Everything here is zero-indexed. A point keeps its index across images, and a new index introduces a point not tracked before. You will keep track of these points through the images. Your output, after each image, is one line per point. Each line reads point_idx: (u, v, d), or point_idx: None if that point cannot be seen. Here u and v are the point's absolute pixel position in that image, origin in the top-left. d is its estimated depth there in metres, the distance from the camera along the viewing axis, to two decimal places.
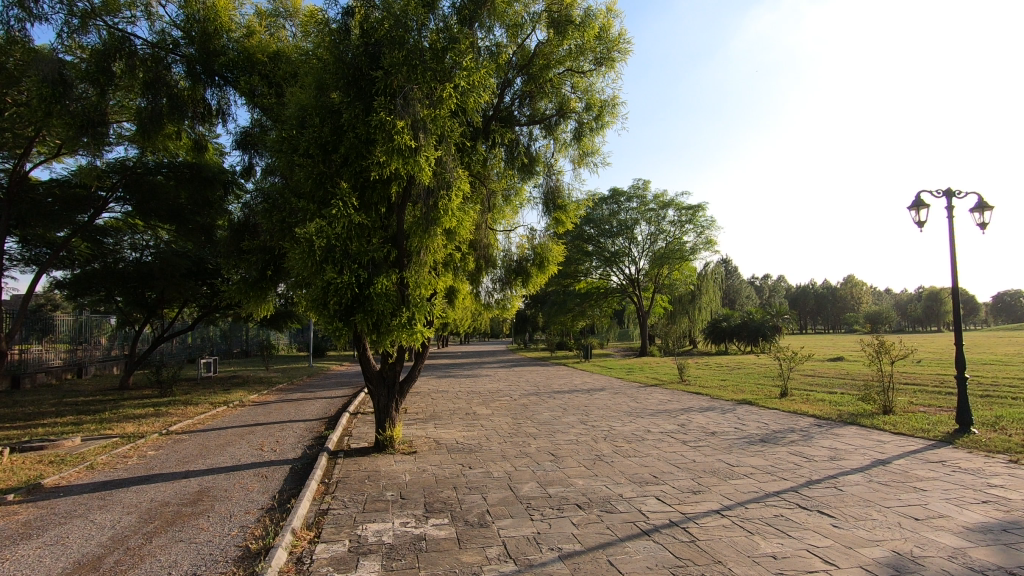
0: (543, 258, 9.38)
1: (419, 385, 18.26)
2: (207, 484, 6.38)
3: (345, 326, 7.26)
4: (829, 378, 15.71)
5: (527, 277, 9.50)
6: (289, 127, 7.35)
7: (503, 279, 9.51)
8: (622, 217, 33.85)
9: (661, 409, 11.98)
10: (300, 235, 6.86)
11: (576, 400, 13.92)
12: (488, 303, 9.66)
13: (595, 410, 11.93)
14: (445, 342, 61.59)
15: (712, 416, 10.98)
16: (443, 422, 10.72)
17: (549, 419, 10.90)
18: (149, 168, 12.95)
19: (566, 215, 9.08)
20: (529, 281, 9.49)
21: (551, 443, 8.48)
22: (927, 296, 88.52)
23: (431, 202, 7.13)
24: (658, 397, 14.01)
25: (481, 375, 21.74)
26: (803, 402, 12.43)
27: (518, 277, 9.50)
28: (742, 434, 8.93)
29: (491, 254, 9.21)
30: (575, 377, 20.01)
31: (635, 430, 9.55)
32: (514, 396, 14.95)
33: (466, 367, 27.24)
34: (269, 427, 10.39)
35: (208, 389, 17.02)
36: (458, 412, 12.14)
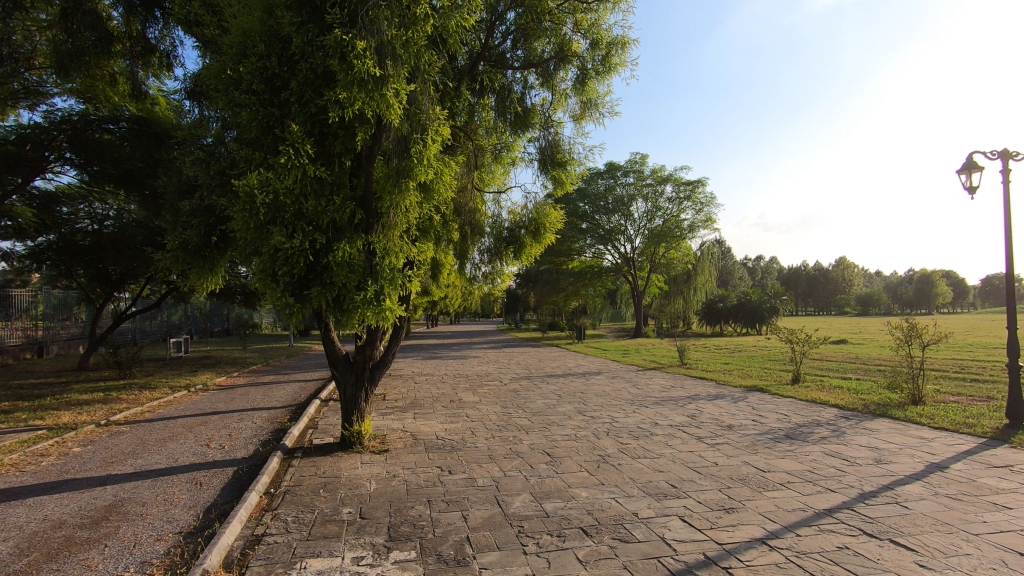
0: (539, 226, 8.10)
1: (403, 367, 17.09)
2: (121, 497, 5.14)
3: (299, 302, 5.99)
4: (842, 362, 14.69)
5: (520, 247, 8.23)
6: (229, 57, 5.96)
7: (493, 250, 8.27)
8: (618, 193, 32.47)
9: (665, 397, 10.90)
10: (239, 189, 5.53)
11: (572, 385, 12.80)
12: (474, 277, 8.51)
13: (593, 398, 10.82)
14: (434, 322, 60.43)
15: (723, 406, 9.90)
16: (423, 412, 9.55)
17: (542, 408, 9.76)
18: (92, 124, 11.34)
19: (567, 176, 7.80)
20: (524, 253, 8.23)
21: (546, 439, 7.34)
22: (919, 279, 88.44)
23: (403, 150, 5.76)
24: (660, 382, 12.95)
25: (468, 357, 20.61)
26: (819, 390, 11.42)
27: (509, 247, 8.25)
28: (764, 428, 7.84)
29: (479, 221, 7.95)
30: (568, 360, 18.94)
31: (639, 423, 8.43)
32: (503, 380, 13.81)
33: (455, 348, 26.14)
34: (225, 417, 9.15)
35: (174, 371, 15.74)
36: (442, 400, 10.99)
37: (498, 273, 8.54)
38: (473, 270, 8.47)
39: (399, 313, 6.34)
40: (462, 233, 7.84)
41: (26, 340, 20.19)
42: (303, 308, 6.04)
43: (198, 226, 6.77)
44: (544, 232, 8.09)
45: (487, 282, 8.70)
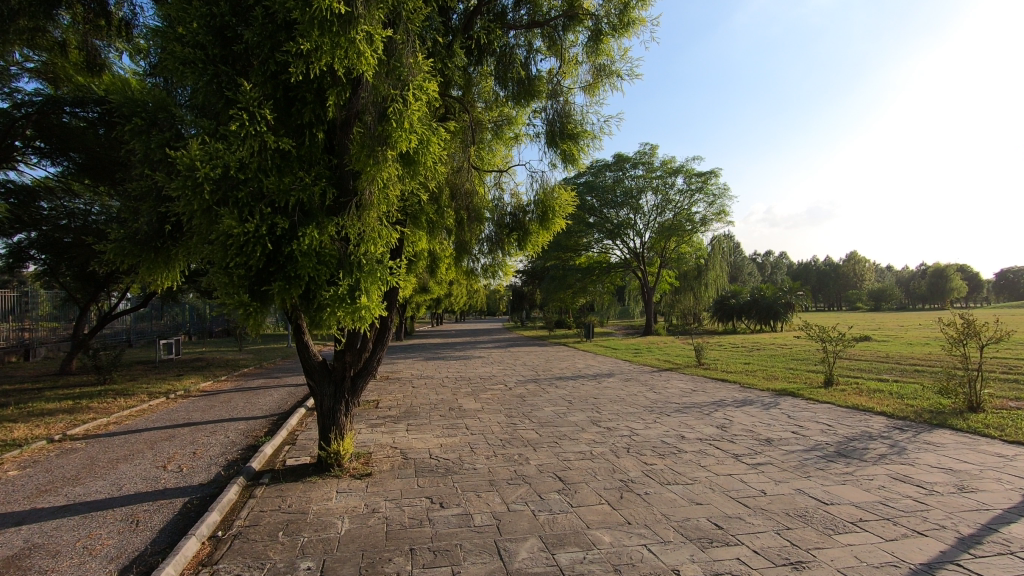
0: (547, 210, 7.03)
1: (402, 370, 16.09)
2: (30, 544, 4.13)
3: (258, 301, 4.95)
4: (875, 364, 13.56)
5: (524, 234, 7.17)
6: (171, 5, 4.93)
7: (494, 239, 7.21)
8: (626, 185, 31.32)
9: (688, 403, 9.82)
10: (178, 161, 4.51)
11: (582, 389, 11.74)
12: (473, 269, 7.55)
13: (606, 405, 9.75)
14: (438, 320, 59.44)
15: (753, 414, 8.82)
16: (418, 423, 8.53)
17: (551, 418, 8.71)
18: (59, 108, 10.01)
19: (580, 150, 6.72)
20: (529, 241, 7.19)
21: (557, 459, 6.27)
22: (932, 273, 86.74)
23: (379, 112, 4.69)
24: (678, 386, 11.88)
25: (471, 358, 19.61)
26: (857, 394, 10.31)
27: (512, 235, 7.20)
28: (809, 443, 6.76)
29: (477, 205, 6.91)
30: (577, 360, 17.87)
31: (663, 436, 7.36)
32: (508, 384, 12.77)
33: (458, 347, 25.17)
34: (195, 431, 8.14)
35: (159, 375, 14.81)
36: (440, 407, 9.98)
37: (501, 264, 7.53)
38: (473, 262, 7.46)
39: (380, 312, 5.27)
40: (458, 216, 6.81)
41: (12, 342, 19.33)
42: (264, 308, 5.03)
43: (147, 212, 5.73)
44: (551, 217, 7.02)
45: (490, 275, 7.70)
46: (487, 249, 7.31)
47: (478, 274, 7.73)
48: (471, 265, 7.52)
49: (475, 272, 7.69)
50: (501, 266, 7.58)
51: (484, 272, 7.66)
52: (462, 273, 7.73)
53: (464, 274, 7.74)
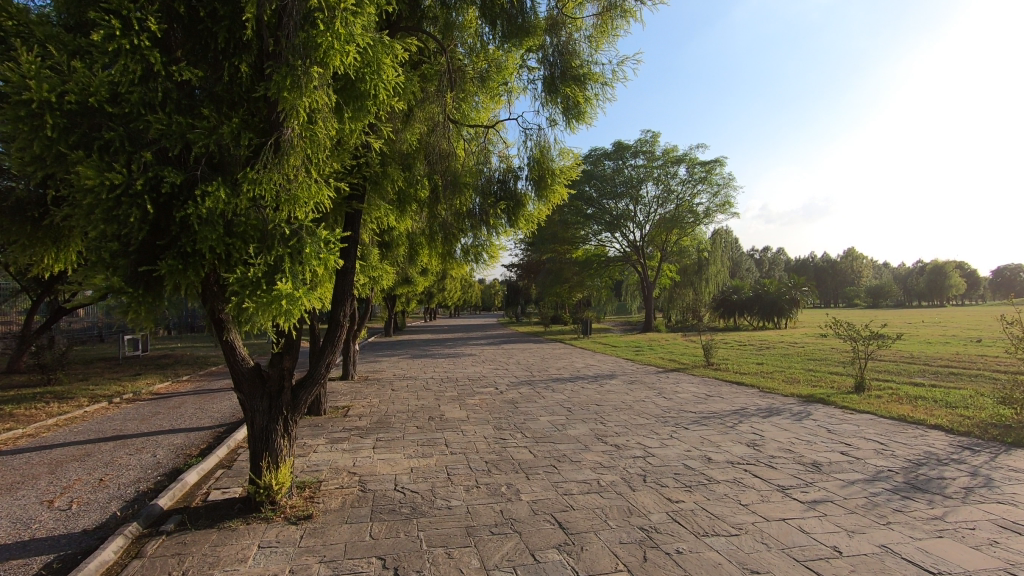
0: (543, 175, 5.68)
1: (385, 369, 14.72)
2: None
3: (141, 288, 3.52)
4: (906, 367, 12.27)
5: (516, 204, 5.83)
6: None
7: (479, 212, 5.83)
8: (627, 174, 29.86)
9: (705, 413, 8.49)
10: (7, 82, 3.10)
11: (583, 394, 10.40)
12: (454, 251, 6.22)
13: (612, 414, 8.41)
14: (431, 316, 58.02)
15: (786, 427, 7.51)
16: (389, 437, 7.17)
17: (547, 431, 7.37)
18: None
19: (587, 99, 5.34)
20: (522, 215, 5.89)
21: (556, 493, 4.90)
22: (931, 270, 86.02)
23: (302, 15, 3.26)
24: (691, 391, 10.58)
25: (462, 356, 18.24)
26: (897, 402, 9.01)
27: (503, 205, 5.84)
28: (870, 471, 5.40)
29: (456, 170, 5.54)
30: (575, 359, 16.55)
31: (685, 459, 6.01)
32: (499, 387, 11.41)
33: (449, 344, 23.81)
34: (118, 448, 6.74)
35: (113, 375, 13.41)
36: (419, 416, 8.63)
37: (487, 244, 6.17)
38: (454, 243, 6.08)
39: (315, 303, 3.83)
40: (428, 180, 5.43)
41: None
42: (152, 299, 3.60)
43: None
44: (548, 184, 5.66)
45: (475, 260, 6.34)
46: (471, 227, 5.93)
47: (460, 257, 6.35)
48: (452, 247, 6.14)
49: (456, 254, 6.31)
50: (488, 247, 6.23)
51: (468, 255, 6.29)
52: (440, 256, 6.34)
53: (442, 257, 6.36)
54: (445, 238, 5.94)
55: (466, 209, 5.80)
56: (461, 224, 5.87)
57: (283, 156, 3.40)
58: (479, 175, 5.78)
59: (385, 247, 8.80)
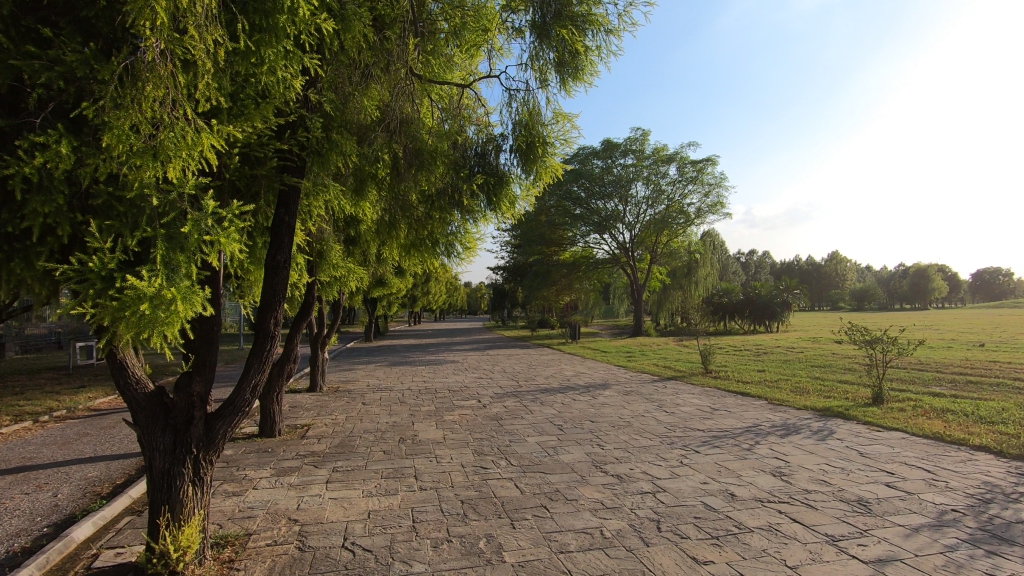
0: (531, 145, 4.60)
1: (359, 379, 13.53)
2: None
3: None
4: (921, 375, 11.41)
5: (501, 182, 4.69)
6: None
7: (450, 190, 4.76)
8: (616, 173, 28.90)
9: (715, 431, 7.48)
10: None
11: (575, 408, 9.32)
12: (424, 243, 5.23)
13: (609, 434, 7.35)
14: (415, 320, 56.59)
15: (811, 449, 6.51)
16: (350, 466, 6.04)
17: (536, 457, 6.28)
18: None
19: (587, 48, 4.26)
20: (505, 197, 4.75)
21: (549, 551, 3.82)
22: (914, 273, 86.59)
23: None
24: (694, 404, 9.57)
25: (443, 363, 17.10)
26: (924, 418, 8.09)
27: (485, 181, 4.68)
28: (933, 514, 4.41)
29: (420, 137, 4.59)
30: (564, 367, 15.50)
31: (704, 495, 4.96)
32: (481, 399, 10.31)
33: (431, 350, 22.65)
34: (14, 485, 5.51)
35: (53, 388, 12.05)
36: (388, 436, 7.49)
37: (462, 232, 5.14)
38: (423, 230, 5.08)
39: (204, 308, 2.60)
40: (385, 148, 4.50)
41: None
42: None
43: None
44: (535, 156, 4.59)
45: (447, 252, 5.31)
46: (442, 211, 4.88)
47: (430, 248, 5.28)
48: (421, 236, 5.14)
49: (428, 245, 5.23)
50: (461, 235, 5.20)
51: (439, 245, 5.25)
52: (406, 246, 5.38)
53: (407, 246, 5.39)
54: (412, 221, 5.06)
55: (435, 187, 4.81)
56: (428, 207, 4.92)
57: (137, 83, 2.32)
58: (453, 144, 4.76)
59: (352, 243, 8.09)
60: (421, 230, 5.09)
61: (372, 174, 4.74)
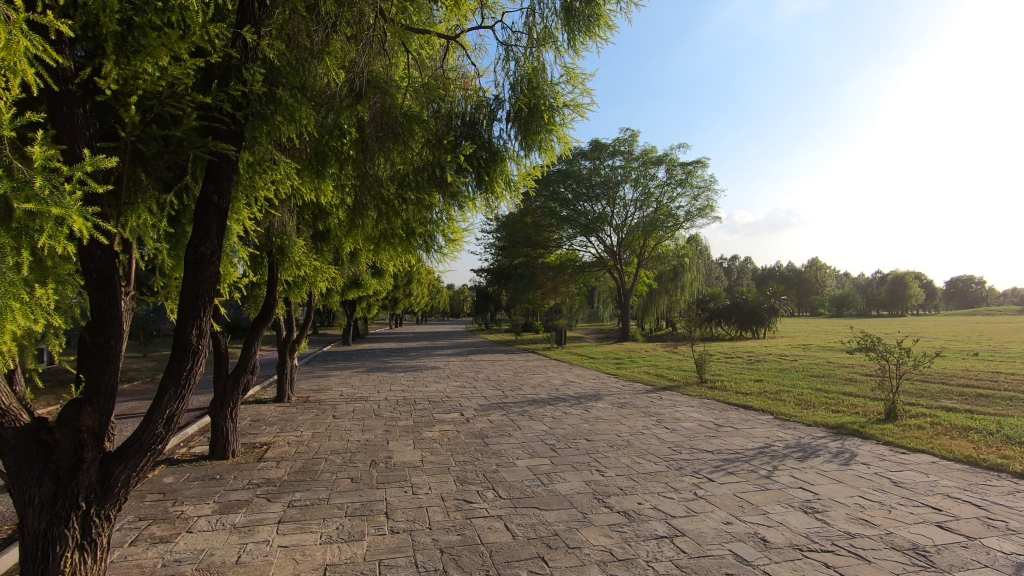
0: (532, 110, 4.53)
1: (332, 388, 12.55)
2: None
3: None
4: (928, 388, 10.84)
5: (494, 158, 4.21)
6: None
7: (431, 167, 4.17)
8: (604, 174, 28.21)
9: (725, 454, 6.72)
10: None
11: (567, 424, 8.51)
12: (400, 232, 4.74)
13: (609, 457, 6.55)
14: (396, 323, 55.32)
15: (837, 477, 5.78)
16: (310, 498, 5.14)
17: (529, 487, 5.44)
18: None
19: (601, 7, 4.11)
20: (499, 175, 4.26)
21: None
22: (892, 280, 87.79)
23: None
24: (695, 420, 8.82)
25: (424, 371, 16.18)
26: (948, 437, 7.44)
27: (481, 154, 4.18)
28: (1010, 568, 3.67)
29: (392, 95, 3.93)
30: (551, 375, 14.68)
31: (731, 541, 4.17)
32: (464, 413, 9.44)
33: (411, 355, 21.70)
34: None
35: None
36: (358, 459, 6.59)
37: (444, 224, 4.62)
38: (394, 219, 4.62)
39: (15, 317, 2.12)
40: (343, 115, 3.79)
41: None
42: None
43: None
44: (536, 131, 4.52)
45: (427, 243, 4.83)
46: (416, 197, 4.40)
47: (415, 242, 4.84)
48: (394, 226, 4.69)
49: (403, 235, 4.80)
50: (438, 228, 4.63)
51: (417, 236, 4.76)
52: (373, 237, 4.93)
53: (377, 236, 4.92)
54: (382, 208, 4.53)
55: (408, 165, 4.25)
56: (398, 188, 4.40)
57: None
58: (435, 117, 4.20)
59: (324, 238, 7.35)
60: (394, 219, 4.60)
61: (332, 146, 4.17)
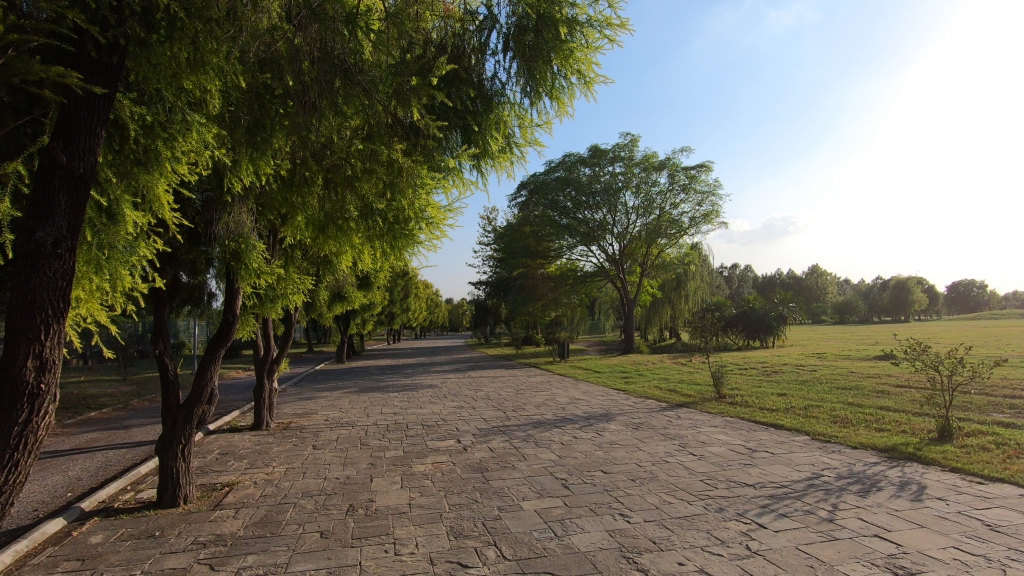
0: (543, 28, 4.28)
1: (318, 413, 11.49)
2: None
3: None
4: (975, 401, 9.80)
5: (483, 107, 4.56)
6: None
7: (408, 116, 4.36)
8: (604, 181, 27.31)
9: (770, 488, 5.68)
10: None
11: (578, 452, 7.46)
12: (384, 204, 4.84)
13: (633, 496, 5.51)
14: (393, 339, 54.29)
15: (916, 519, 4.74)
16: (265, 565, 4.07)
17: (540, 542, 4.39)
18: None
19: None
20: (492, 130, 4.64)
21: None
22: (894, 286, 86.98)
23: None
24: (724, 444, 7.78)
25: (420, 390, 15.13)
26: (1022, 461, 6.41)
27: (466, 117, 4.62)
28: None
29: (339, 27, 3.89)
30: (557, 392, 13.62)
31: None
32: (462, 440, 8.40)
33: (408, 373, 20.65)
34: None
35: None
36: (333, 503, 5.52)
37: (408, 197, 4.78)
38: (349, 189, 4.79)
39: None
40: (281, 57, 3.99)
41: None
42: None
43: None
44: (541, 66, 4.41)
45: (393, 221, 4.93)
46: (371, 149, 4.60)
47: (377, 224, 5.01)
48: (346, 200, 4.80)
49: (357, 216, 4.92)
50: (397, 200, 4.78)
51: (378, 213, 4.89)
52: (323, 219, 5.03)
53: (328, 217, 5.01)
54: (334, 177, 4.74)
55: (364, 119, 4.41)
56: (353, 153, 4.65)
57: None
58: (404, 51, 4.18)
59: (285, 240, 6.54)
60: (348, 192, 4.76)
61: (271, 98, 4.47)
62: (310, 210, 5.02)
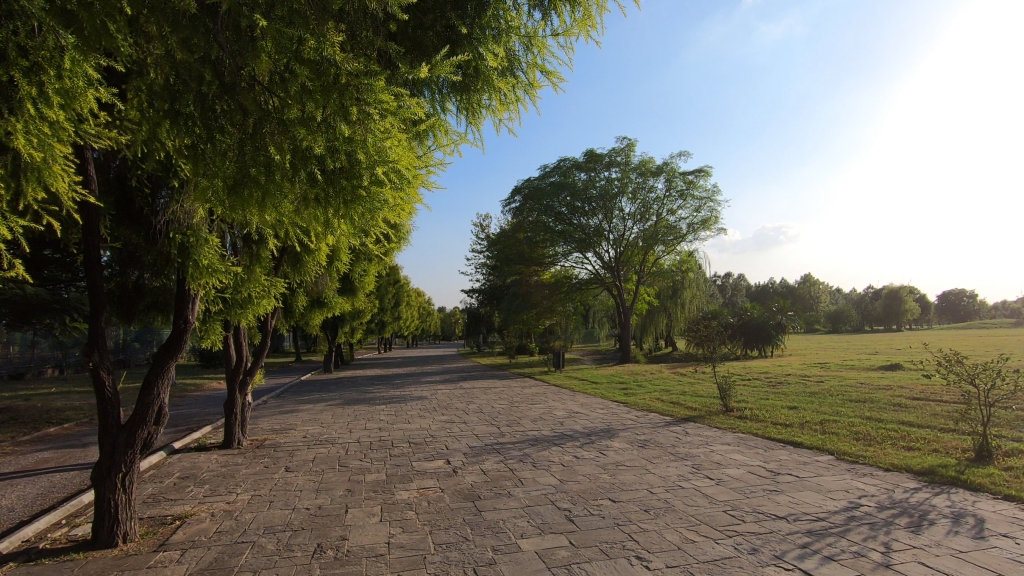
0: None
1: (297, 428, 10.65)
2: None
3: None
4: (1003, 417, 9.11)
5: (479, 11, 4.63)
6: None
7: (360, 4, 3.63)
8: (601, 186, 26.67)
9: (805, 522, 4.92)
10: None
11: (581, 476, 6.67)
12: (333, 147, 3.42)
13: (649, 533, 4.74)
14: (384, 348, 53.39)
15: (987, 564, 4.01)
16: None
17: None
18: None
19: None
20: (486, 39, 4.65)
21: None
22: (887, 295, 87.01)
23: None
24: (742, 466, 7.04)
25: (409, 402, 14.31)
26: None
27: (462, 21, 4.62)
28: None
29: None
30: (554, 405, 12.84)
31: None
32: (452, 460, 7.61)
33: (397, 384, 19.80)
34: None
35: None
36: (297, 543, 4.70)
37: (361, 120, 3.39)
38: (277, 125, 3.45)
39: None
40: None
41: None
42: None
43: None
44: None
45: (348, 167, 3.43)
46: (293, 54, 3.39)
47: (326, 181, 3.47)
48: (269, 142, 3.43)
49: (288, 171, 3.44)
50: (339, 126, 3.37)
51: (323, 155, 3.42)
52: (239, 184, 3.49)
53: (244, 176, 3.47)
54: (249, 108, 3.44)
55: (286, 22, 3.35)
56: (275, 71, 3.45)
57: None
58: None
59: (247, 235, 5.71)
60: (272, 127, 3.44)
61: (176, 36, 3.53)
62: (218, 173, 3.53)
